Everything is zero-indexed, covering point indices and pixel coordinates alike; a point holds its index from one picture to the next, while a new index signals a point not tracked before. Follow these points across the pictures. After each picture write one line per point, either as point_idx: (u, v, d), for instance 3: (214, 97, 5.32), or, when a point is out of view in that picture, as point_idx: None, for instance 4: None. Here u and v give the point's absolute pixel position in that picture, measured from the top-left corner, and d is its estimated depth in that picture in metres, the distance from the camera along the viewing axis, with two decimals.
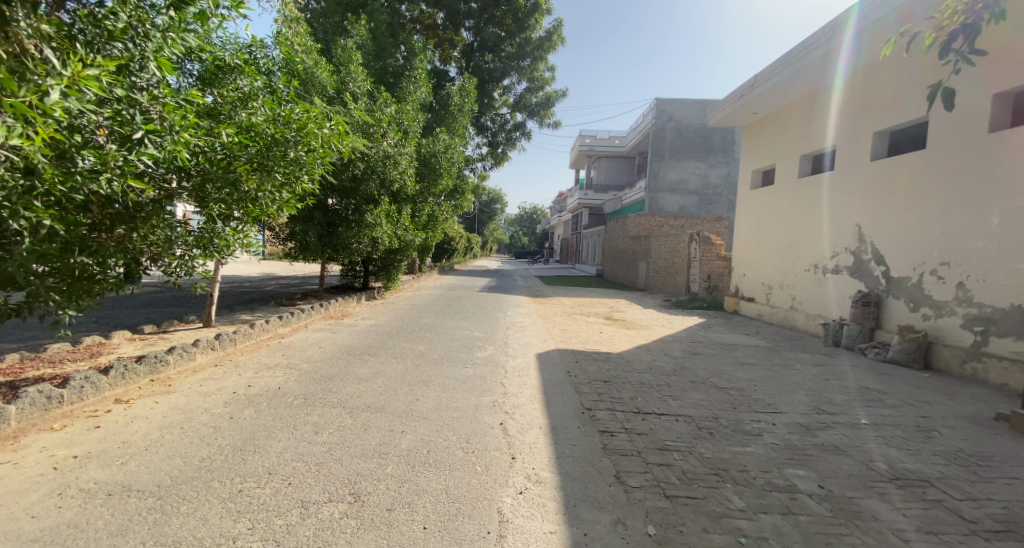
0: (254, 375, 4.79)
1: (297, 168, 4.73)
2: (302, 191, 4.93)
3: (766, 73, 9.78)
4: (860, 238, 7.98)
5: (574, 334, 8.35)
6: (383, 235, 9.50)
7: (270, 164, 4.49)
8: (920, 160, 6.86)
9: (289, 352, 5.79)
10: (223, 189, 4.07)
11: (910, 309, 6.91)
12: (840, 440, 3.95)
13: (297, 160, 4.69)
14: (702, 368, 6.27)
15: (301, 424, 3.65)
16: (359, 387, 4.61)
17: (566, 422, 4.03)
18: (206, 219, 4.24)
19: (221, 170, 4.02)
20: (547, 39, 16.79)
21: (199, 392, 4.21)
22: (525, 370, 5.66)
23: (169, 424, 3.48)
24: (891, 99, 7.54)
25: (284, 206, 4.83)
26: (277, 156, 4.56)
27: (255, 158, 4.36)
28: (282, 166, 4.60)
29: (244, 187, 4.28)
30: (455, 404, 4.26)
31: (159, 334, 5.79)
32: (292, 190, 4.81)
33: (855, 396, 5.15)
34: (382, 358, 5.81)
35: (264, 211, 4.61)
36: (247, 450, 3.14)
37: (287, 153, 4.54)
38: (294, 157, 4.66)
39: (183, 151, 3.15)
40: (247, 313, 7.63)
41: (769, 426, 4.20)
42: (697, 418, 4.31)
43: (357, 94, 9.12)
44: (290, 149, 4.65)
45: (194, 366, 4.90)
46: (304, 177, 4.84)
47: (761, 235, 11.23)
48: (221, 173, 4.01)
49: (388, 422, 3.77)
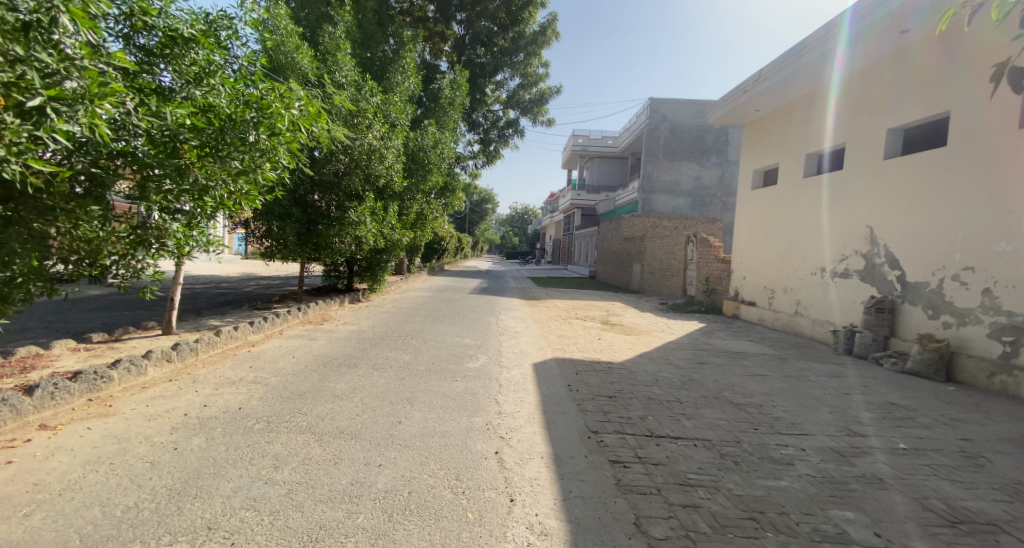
0: (213, 393, 4.21)
1: (259, 154, 4.10)
2: (266, 180, 4.31)
3: (768, 69, 9.35)
4: (872, 240, 7.55)
5: (571, 341, 7.82)
6: (367, 235, 8.81)
7: (229, 150, 3.88)
8: (941, 159, 6.44)
9: (258, 365, 5.18)
10: (168, 176, 3.45)
11: (929, 317, 6.49)
12: (882, 471, 3.46)
13: (256, 145, 4.06)
14: (712, 380, 5.76)
15: (259, 456, 3.08)
16: (333, 406, 4.03)
17: (571, 450, 3.50)
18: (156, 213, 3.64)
19: (163, 154, 3.40)
20: (541, 34, 16.23)
21: (143, 415, 3.62)
22: (521, 384, 5.12)
23: (97, 458, 2.92)
24: (907, 94, 7.14)
25: (242, 198, 4.16)
26: (234, 140, 3.91)
27: (210, 142, 3.74)
28: (242, 151, 3.98)
29: (193, 175, 3.66)
30: (442, 428, 3.72)
31: (109, 343, 5.19)
32: (252, 180, 4.12)
33: (883, 414, 4.67)
34: (362, 370, 5.21)
35: (221, 203, 3.99)
36: (185, 496, 2.56)
37: (249, 135, 3.93)
38: (253, 141, 3.99)
39: (103, 126, 2.57)
40: (216, 318, 7.00)
41: (799, 452, 3.70)
42: (717, 443, 3.81)
43: (343, 85, 8.47)
44: (249, 131, 3.99)
45: (144, 382, 4.31)
46: (267, 166, 4.17)
47: (763, 237, 10.79)
48: (164, 158, 3.39)
49: (363, 452, 3.22)
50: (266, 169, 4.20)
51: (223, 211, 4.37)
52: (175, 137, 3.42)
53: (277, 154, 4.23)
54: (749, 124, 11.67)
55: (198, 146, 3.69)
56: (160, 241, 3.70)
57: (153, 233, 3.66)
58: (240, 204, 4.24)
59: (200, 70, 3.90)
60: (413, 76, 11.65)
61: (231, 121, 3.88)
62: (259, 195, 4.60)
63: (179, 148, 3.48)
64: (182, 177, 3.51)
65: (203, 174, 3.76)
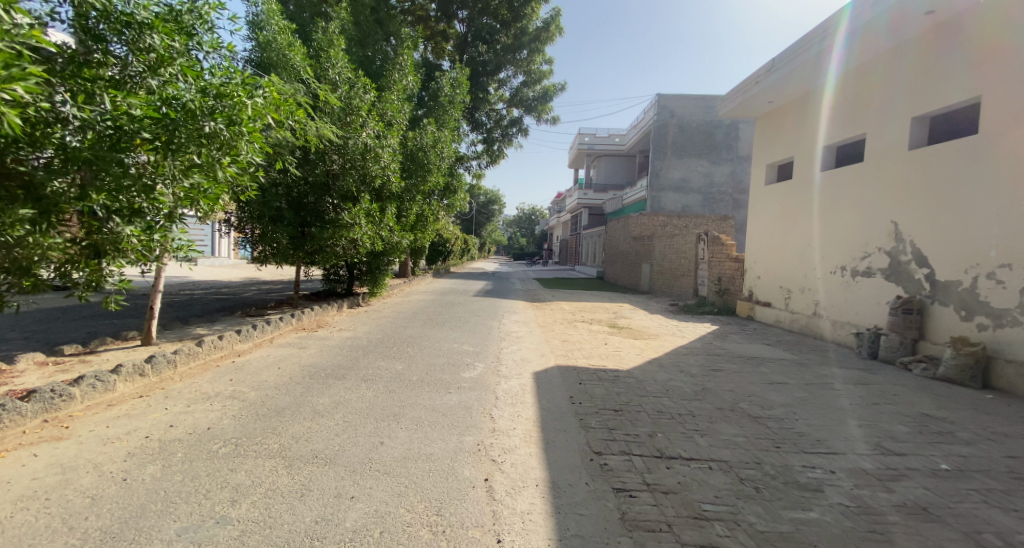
0: (184, 410, 3.89)
1: (215, 144, 3.85)
2: (230, 176, 4.05)
3: (782, 57, 8.86)
4: (896, 237, 7.07)
5: (576, 347, 7.40)
6: (364, 237, 8.46)
7: (185, 142, 3.61)
8: (973, 148, 5.96)
9: (239, 377, 4.85)
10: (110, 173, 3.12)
11: (962, 318, 6.01)
12: (924, 497, 3.03)
13: (212, 136, 3.78)
14: (727, 389, 5.34)
15: (218, 488, 2.75)
16: (311, 425, 3.69)
17: (570, 477, 3.11)
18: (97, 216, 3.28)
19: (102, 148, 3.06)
20: (545, 30, 15.88)
21: (100, 438, 3.33)
22: (520, 396, 4.75)
23: (34, 493, 2.61)
24: (932, 80, 6.67)
25: (200, 197, 3.89)
26: (189, 130, 3.60)
27: (160, 133, 3.45)
28: (197, 140, 3.70)
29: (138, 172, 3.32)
30: (428, 450, 3.36)
31: (81, 356, 4.93)
32: (209, 174, 3.85)
33: (917, 428, 4.23)
34: (349, 383, 4.86)
35: (180, 202, 3.77)
36: (118, 542, 2.22)
37: (204, 124, 3.65)
38: (208, 130, 3.68)
39: (13, 115, 2.22)
40: (204, 326, 6.73)
41: (829, 476, 3.29)
42: (735, 465, 3.41)
43: (337, 83, 8.15)
44: (205, 121, 3.68)
45: (110, 399, 4.02)
46: (223, 161, 3.92)
47: (778, 236, 10.29)
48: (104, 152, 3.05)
49: (335, 482, 2.87)
50: (225, 162, 3.94)
51: (192, 211, 4.16)
52: (120, 128, 3.21)
53: (238, 146, 3.98)
54: (761, 116, 11.17)
55: (150, 139, 3.45)
56: (114, 248, 3.43)
57: (105, 239, 3.37)
58: (198, 202, 3.94)
59: (153, 57, 3.59)
60: (412, 74, 11.30)
61: (186, 112, 3.59)
62: (224, 194, 4.33)
63: (126, 142, 3.25)
64: (127, 172, 3.23)
65: (153, 169, 3.48)
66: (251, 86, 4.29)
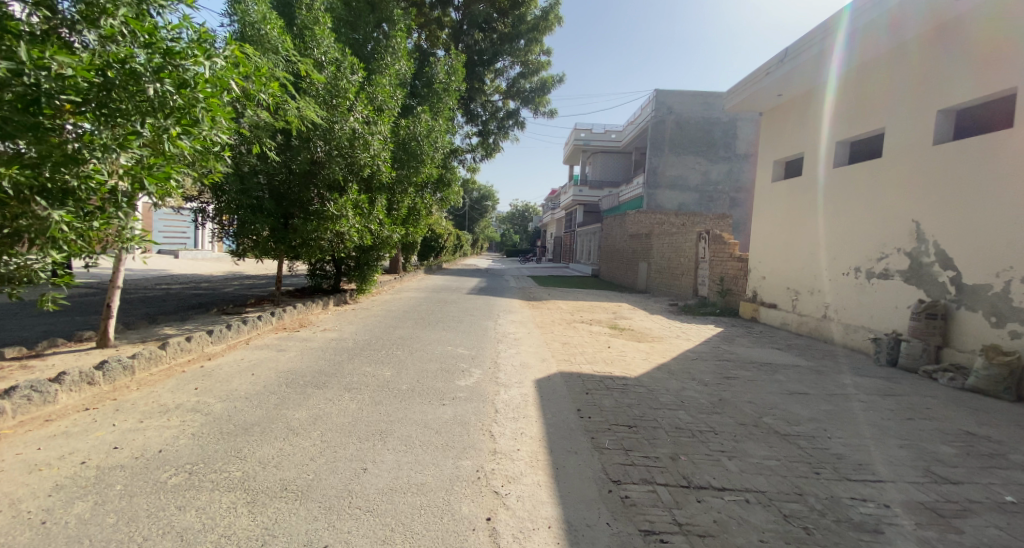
0: (135, 427, 3.35)
1: (163, 112, 3.35)
2: (183, 150, 3.63)
3: (794, 46, 8.30)
4: (918, 237, 6.64)
5: (578, 350, 6.92)
6: (350, 230, 7.93)
7: (128, 108, 3.19)
8: (1010, 144, 5.49)
9: (205, 386, 4.30)
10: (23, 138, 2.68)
11: (993, 324, 5.61)
12: (998, 540, 2.58)
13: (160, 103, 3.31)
14: (746, 400, 4.90)
15: (155, 536, 2.21)
16: (282, 447, 3.18)
17: (587, 515, 2.63)
18: (22, 200, 2.85)
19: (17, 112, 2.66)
20: (542, 19, 15.28)
21: (26, 465, 2.78)
22: (522, 409, 4.26)
23: None
24: (961, 70, 6.19)
25: (147, 177, 3.47)
26: (132, 91, 3.17)
27: (92, 97, 3.01)
28: (141, 105, 3.26)
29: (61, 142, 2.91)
30: (419, 479, 2.86)
31: (25, 360, 4.39)
32: (154, 150, 3.50)
33: (963, 449, 3.80)
34: (331, 392, 4.35)
35: (122, 178, 3.36)
36: None
37: (147, 87, 3.17)
38: (152, 93, 3.20)
39: None
40: (174, 326, 6.17)
41: (884, 511, 2.84)
42: (773, 496, 2.96)
43: (322, 63, 7.57)
44: (148, 84, 3.19)
45: (49, 413, 3.47)
46: (172, 126, 3.43)
47: (784, 235, 9.85)
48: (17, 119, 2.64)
49: (306, 522, 2.37)
50: (175, 133, 3.46)
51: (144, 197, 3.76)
52: (35, 88, 2.68)
53: (194, 114, 3.56)
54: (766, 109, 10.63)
55: (80, 103, 3.00)
56: (43, 237, 2.98)
57: (30, 226, 2.91)
58: (147, 184, 3.52)
59: (94, 6, 3.05)
60: (404, 59, 10.72)
61: (126, 74, 3.12)
62: (181, 175, 3.98)
63: (48, 104, 2.77)
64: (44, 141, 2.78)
65: (86, 143, 3.02)
66: (211, 47, 3.75)
